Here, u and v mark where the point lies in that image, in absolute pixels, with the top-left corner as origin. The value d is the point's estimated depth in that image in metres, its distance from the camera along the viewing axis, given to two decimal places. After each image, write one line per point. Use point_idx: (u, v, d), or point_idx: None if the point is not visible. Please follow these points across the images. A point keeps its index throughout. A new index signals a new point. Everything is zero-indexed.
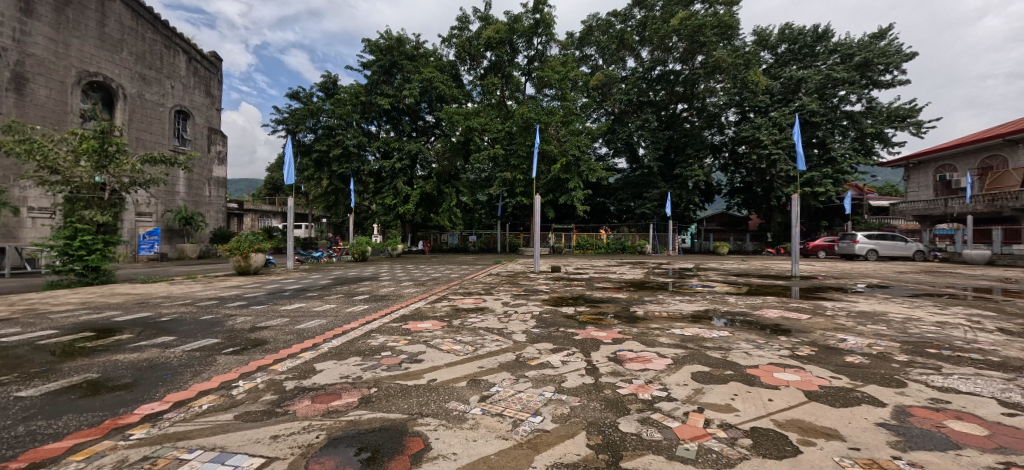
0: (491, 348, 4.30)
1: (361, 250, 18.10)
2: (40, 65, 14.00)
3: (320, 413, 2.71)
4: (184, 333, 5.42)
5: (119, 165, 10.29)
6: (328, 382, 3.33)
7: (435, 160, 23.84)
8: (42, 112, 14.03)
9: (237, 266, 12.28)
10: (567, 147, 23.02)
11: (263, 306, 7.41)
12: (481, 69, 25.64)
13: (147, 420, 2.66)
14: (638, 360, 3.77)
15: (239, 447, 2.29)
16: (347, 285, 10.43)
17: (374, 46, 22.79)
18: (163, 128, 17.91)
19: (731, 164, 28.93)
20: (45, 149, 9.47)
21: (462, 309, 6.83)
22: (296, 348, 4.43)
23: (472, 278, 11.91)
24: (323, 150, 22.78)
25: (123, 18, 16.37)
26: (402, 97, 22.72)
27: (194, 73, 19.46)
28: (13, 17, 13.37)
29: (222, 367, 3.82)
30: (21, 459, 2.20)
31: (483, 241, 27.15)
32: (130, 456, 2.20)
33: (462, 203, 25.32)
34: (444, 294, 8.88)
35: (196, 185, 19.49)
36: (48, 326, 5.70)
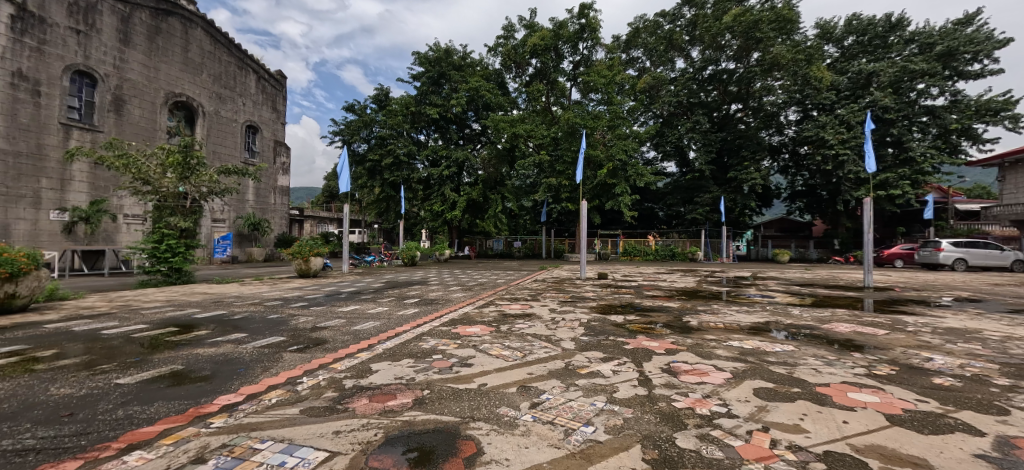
0: (540, 355, 4.28)
1: (410, 255, 18.73)
2: (135, 88, 15.71)
3: (377, 412, 2.82)
4: (253, 330, 5.86)
5: (199, 176, 11.34)
6: (384, 382, 3.46)
7: (481, 166, 24.21)
8: (136, 130, 15.75)
9: (299, 269, 13.09)
10: (613, 152, 22.65)
11: (322, 307, 7.84)
12: (526, 77, 25.87)
13: (224, 410, 2.89)
14: (694, 373, 3.61)
15: (305, 440, 2.43)
16: (398, 288, 10.80)
17: (424, 58, 23.66)
18: (236, 142, 19.54)
19: (792, 166, 27.14)
20: (139, 163, 10.61)
21: (510, 314, 6.88)
22: (353, 348, 4.64)
23: (518, 284, 11.95)
24: (376, 159, 23.76)
25: (203, 43, 18.03)
26: (449, 107, 23.38)
27: (262, 91, 21.13)
28: (115, 47, 15.10)
29: (288, 364, 4.08)
30: (121, 440, 2.45)
31: (527, 247, 27.24)
32: (211, 443, 2.40)
33: (507, 209, 25.57)
34: (491, 299, 8.96)
35: (263, 194, 21.04)
36: (141, 321, 6.36)
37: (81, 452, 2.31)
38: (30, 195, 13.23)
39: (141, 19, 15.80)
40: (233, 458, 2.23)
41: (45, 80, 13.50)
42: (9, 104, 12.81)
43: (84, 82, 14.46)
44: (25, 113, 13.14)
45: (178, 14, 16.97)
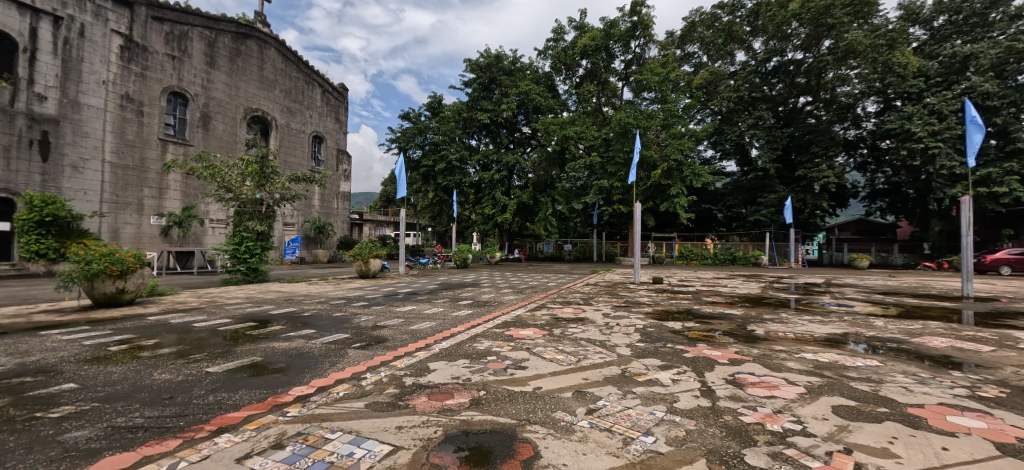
0: (594, 360, 4.21)
1: (463, 258, 19.12)
2: (220, 106, 17.38)
3: (436, 410, 2.91)
4: (321, 327, 6.27)
5: (273, 183, 12.32)
6: (441, 381, 3.56)
7: (531, 169, 24.29)
8: (220, 143, 17.41)
9: (360, 270, 13.80)
10: (667, 151, 21.84)
11: (382, 307, 8.22)
12: (576, 78, 25.62)
13: (298, 401, 3.11)
14: (762, 385, 3.40)
15: (370, 433, 2.55)
16: (451, 290, 11.08)
17: (475, 65, 24.15)
18: (304, 151, 21.03)
19: (872, 162, 24.95)
20: (223, 173, 11.70)
21: (563, 318, 6.83)
22: (412, 347, 4.82)
23: (570, 288, 11.84)
24: (430, 165, 24.41)
25: (277, 62, 19.57)
26: (500, 111, 23.69)
27: (326, 103, 22.60)
28: (203, 69, 16.77)
29: (353, 360, 4.32)
30: (212, 423, 2.71)
31: (578, 250, 27.00)
32: (288, 431, 2.58)
33: (557, 211, 25.50)
34: (543, 302, 8.94)
35: (327, 199, 22.44)
36: (225, 315, 7.02)
37: (181, 432, 2.58)
38: (135, 202, 15.01)
39: (224, 43, 17.42)
40: (306, 447, 2.39)
41: (147, 101, 15.26)
42: (119, 123, 14.61)
43: (177, 102, 16.21)
44: (132, 131, 14.93)
45: (255, 36, 18.54)
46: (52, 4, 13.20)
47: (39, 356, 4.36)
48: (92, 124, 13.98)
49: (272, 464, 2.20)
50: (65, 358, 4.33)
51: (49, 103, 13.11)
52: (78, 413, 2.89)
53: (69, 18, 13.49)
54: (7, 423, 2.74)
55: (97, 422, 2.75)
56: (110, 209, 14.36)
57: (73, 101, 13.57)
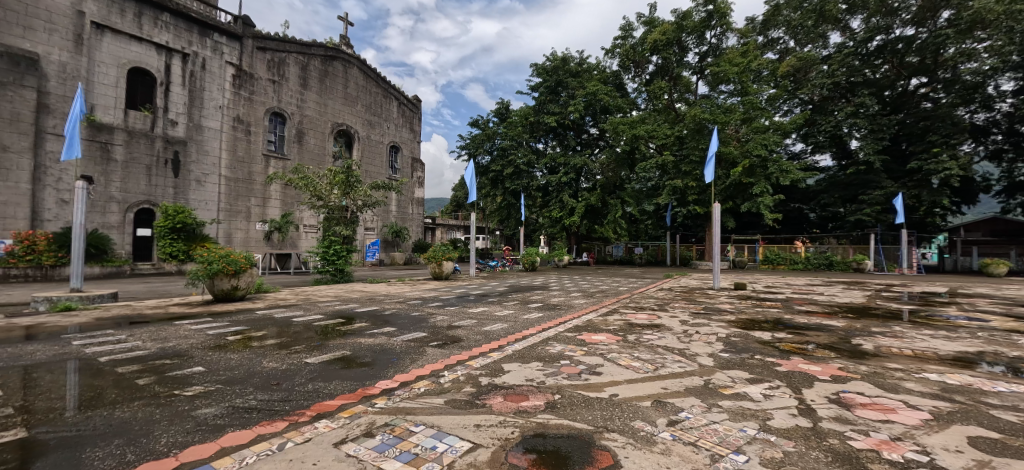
0: (673, 369, 4.01)
1: (531, 261, 19.24)
2: (311, 122, 19.17)
3: (512, 411, 2.94)
4: (401, 325, 6.65)
5: (357, 191, 13.31)
6: (516, 383, 3.60)
7: (599, 171, 23.84)
8: (312, 156, 19.20)
9: (434, 272, 14.44)
10: (749, 147, 20.25)
11: (455, 308, 8.52)
12: (646, 75, 24.73)
13: (384, 394, 3.32)
14: (873, 407, 3.02)
15: (451, 429, 2.65)
16: (521, 293, 11.18)
17: (541, 69, 24.23)
18: (382, 161, 22.51)
19: (1010, 149, 21.24)
20: (315, 183, 12.83)
21: (637, 324, 6.58)
22: (486, 348, 4.93)
23: (643, 293, 11.39)
24: (498, 169, 24.89)
25: (359, 79, 21.15)
26: (567, 113, 23.55)
27: (402, 115, 23.99)
28: (297, 90, 18.60)
29: (431, 358, 4.52)
30: (312, 409, 2.98)
31: (650, 253, 25.87)
32: (376, 421, 2.76)
33: (627, 214, 24.76)
34: (616, 307, 8.68)
35: (403, 204, 23.78)
36: (319, 312, 7.72)
37: (287, 415, 2.87)
38: (245, 210, 17.01)
39: (315, 65, 19.21)
40: (393, 437, 2.53)
41: (253, 121, 17.28)
42: (232, 142, 16.68)
43: (277, 121, 18.15)
44: (241, 148, 16.97)
45: (340, 57, 20.20)
46: (182, 43, 15.41)
47: (175, 343, 5.11)
48: (211, 144, 16.09)
49: (365, 450, 2.36)
50: (195, 344, 5.03)
51: (180, 127, 15.31)
52: (206, 392, 3.34)
53: (194, 54, 15.66)
54: (154, 398, 3.24)
55: (219, 401, 3.15)
56: (224, 216, 16.42)
57: (197, 125, 15.73)
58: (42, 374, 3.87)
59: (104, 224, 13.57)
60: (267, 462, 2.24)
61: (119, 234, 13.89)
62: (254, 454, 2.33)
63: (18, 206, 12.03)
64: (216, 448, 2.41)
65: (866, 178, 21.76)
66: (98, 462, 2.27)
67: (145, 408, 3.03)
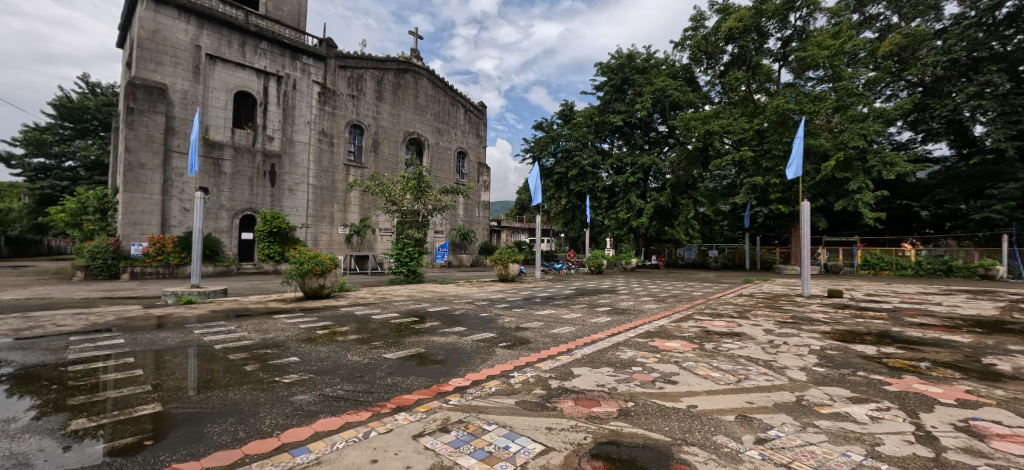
0: (759, 382, 3.71)
1: (597, 264, 18.87)
2: (386, 132, 20.40)
3: (584, 416, 2.89)
4: (470, 325, 6.84)
5: (427, 196, 13.91)
6: (587, 388, 3.53)
7: (669, 170, 22.80)
8: (386, 164, 20.44)
9: (500, 273, 14.66)
10: (843, 139, 18.15)
11: (523, 309, 8.58)
12: (720, 67, 23.22)
13: (457, 391, 3.43)
14: (1016, 439, 2.56)
15: (523, 430, 2.66)
16: (589, 296, 11.00)
17: (606, 68, 23.72)
18: (450, 166, 23.35)
19: None
20: (389, 189, 13.65)
21: (714, 332, 6.17)
22: (554, 351, 4.90)
23: (719, 298, 10.67)
24: (563, 171, 24.77)
25: (428, 90, 22.16)
26: (634, 111, 22.76)
27: (469, 121, 24.74)
28: (373, 103, 19.92)
29: (500, 358, 4.59)
30: (391, 402, 3.14)
31: (726, 257, 24.10)
32: (451, 417, 2.85)
33: (700, 214, 23.42)
34: (690, 313, 8.21)
35: (470, 208, 24.49)
36: (394, 310, 8.18)
37: (370, 406, 3.06)
38: (329, 215, 18.52)
39: (388, 79, 20.44)
40: (468, 434, 2.60)
41: (336, 134, 18.77)
42: (318, 154, 18.25)
43: (356, 133, 19.56)
44: (326, 159, 18.51)
45: (412, 69, 21.29)
46: (277, 67, 17.18)
47: (275, 334, 5.69)
48: (301, 156, 17.74)
49: (441, 445, 2.45)
50: (290, 336, 5.57)
51: (275, 142, 17.06)
52: (301, 380, 3.68)
53: (287, 76, 17.42)
54: (259, 383, 3.63)
55: (312, 389, 3.45)
56: (312, 221, 17.99)
57: (289, 139, 17.42)
58: (171, 358, 4.49)
59: (216, 229, 15.44)
60: (353, 449, 2.40)
61: (228, 238, 15.73)
62: (343, 440, 2.51)
63: (152, 214, 14.09)
64: (311, 432, 2.63)
65: (996, 170, 18.61)
66: (217, 437, 2.58)
67: (252, 392, 3.40)
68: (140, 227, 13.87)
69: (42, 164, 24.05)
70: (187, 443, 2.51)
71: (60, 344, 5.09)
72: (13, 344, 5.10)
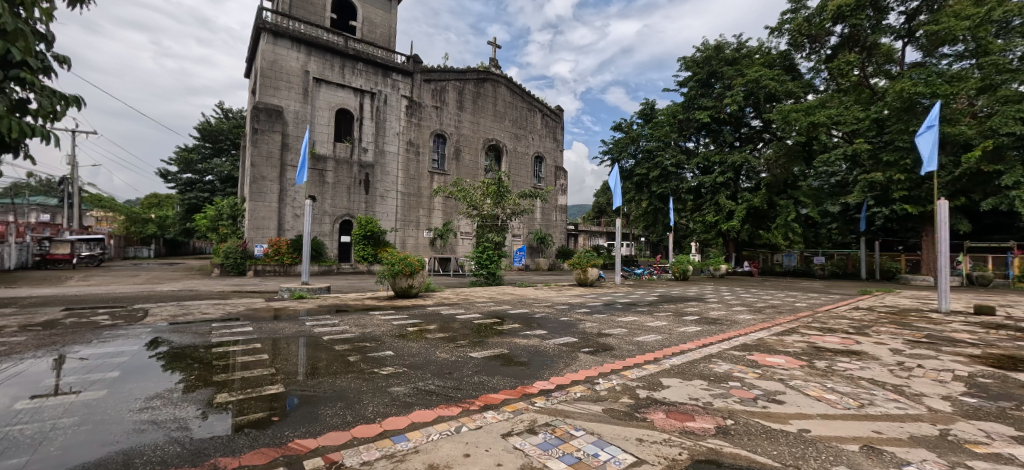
0: (887, 409, 3.21)
1: (682, 269, 17.80)
2: (466, 140, 21.27)
3: (678, 430, 2.73)
4: (551, 329, 6.82)
5: (506, 201, 14.18)
6: (679, 400, 3.33)
7: (764, 168, 20.82)
8: (467, 170, 21.30)
9: (579, 278, 14.43)
10: (991, 125, 15.11)
11: (604, 315, 8.35)
12: (827, 50, 20.75)
13: (542, 394, 3.43)
14: None
15: (612, 439, 2.58)
16: (675, 303, 10.40)
17: (691, 62, 22.42)
18: (528, 171, 23.66)
19: None
20: (471, 194, 14.12)
21: (827, 349, 5.46)
22: (640, 359, 4.70)
23: (831, 311, 9.45)
24: (643, 173, 23.75)
25: (506, 96, 22.72)
26: (723, 106, 21.15)
27: (547, 126, 24.84)
28: (454, 112, 20.89)
29: (584, 364, 4.50)
30: (478, 400, 3.23)
31: (835, 264, 21.28)
32: (537, 420, 2.85)
33: (802, 217, 21.10)
34: (794, 326, 7.39)
35: (547, 212, 24.56)
36: (477, 311, 8.43)
37: (459, 402, 3.19)
38: (416, 220, 19.71)
39: (469, 89, 21.33)
40: (556, 437, 2.59)
41: (421, 143, 19.95)
42: (406, 163, 19.52)
43: (439, 141, 20.63)
44: (413, 167, 19.74)
45: (490, 78, 22.02)
46: (371, 85, 18.73)
47: (372, 329, 6.18)
48: (391, 165, 19.12)
49: (530, 446, 2.46)
50: (384, 332, 6.00)
51: (369, 153, 18.58)
52: (396, 373, 3.94)
53: (379, 92, 18.91)
54: (360, 373, 3.96)
55: (406, 382, 3.68)
56: (401, 226, 19.26)
57: (381, 150, 18.87)
58: (287, 345, 5.08)
59: (321, 232, 17.17)
60: (447, 442, 2.50)
61: (330, 240, 17.41)
62: (437, 432, 2.64)
63: (271, 220, 16.08)
64: (408, 422, 2.80)
65: None
66: (330, 419, 2.85)
67: (356, 380, 3.72)
68: (262, 231, 15.91)
69: (190, 179, 28.67)
70: (305, 422, 2.80)
71: (205, 329, 6.02)
72: (171, 327, 6.14)
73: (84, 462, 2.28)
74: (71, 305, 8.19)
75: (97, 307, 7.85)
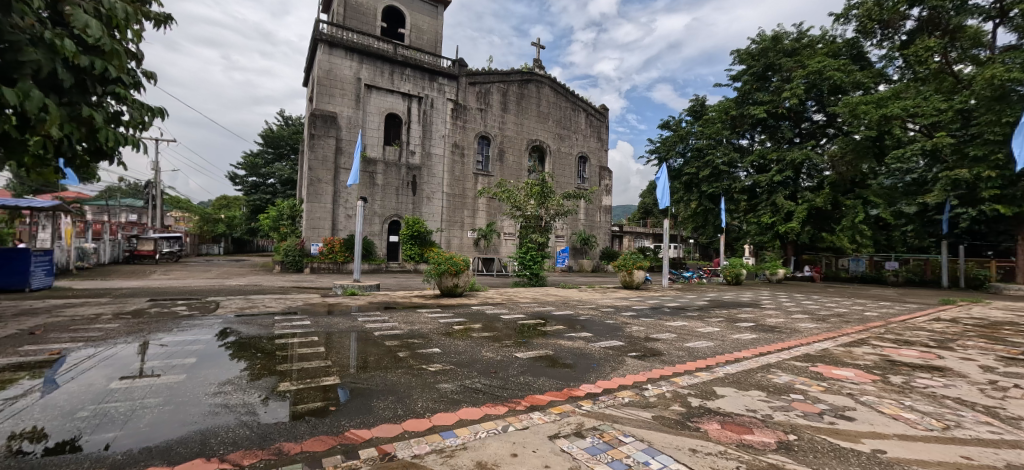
0: (979, 433, 2.88)
1: (734, 273, 16.94)
2: (510, 141, 21.42)
3: (735, 443, 2.59)
4: (597, 332, 6.71)
5: (550, 201, 14.15)
6: (735, 411, 3.17)
7: (827, 165, 19.39)
8: (511, 171, 21.46)
9: (624, 280, 14.10)
10: None
11: (652, 319, 8.10)
12: (902, 36, 19.00)
13: (589, 397, 3.38)
14: None
15: (663, 447, 2.50)
16: (727, 309, 9.92)
17: (746, 55, 21.31)
18: (571, 171, 23.47)
19: None
20: (515, 195, 14.18)
21: (903, 363, 4.99)
22: (691, 366, 4.51)
23: (907, 322, 8.63)
24: (693, 172, 22.86)
25: (550, 97, 22.65)
26: (781, 100, 19.90)
27: (591, 125, 24.47)
28: (498, 114, 21.10)
29: (632, 368, 4.38)
30: (525, 401, 3.23)
31: (910, 270, 19.41)
32: (583, 424, 2.80)
33: (870, 218, 19.47)
34: (863, 337, 6.82)
35: (591, 213, 24.24)
36: (522, 312, 8.44)
37: (506, 402, 3.20)
38: (460, 221, 20.08)
39: (513, 90, 21.48)
40: (604, 442, 2.54)
41: (466, 145, 20.29)
42: (451, 165, 19.91)
43: (483, 143, 20.93)
44: (458, 169, 20.11)
45: (534, 79, 22.06)
46: (418, 89, 19.27)
47: (419, 326, 6.35)
48: (437, 167, 19.59)
49: (578, 449, 2.43)
50: (431, 329, 6.16)
51: (416, 156, 19.13)
52: (444, 370, 4.02)
53: (426, 96, 19.41)
54: (409, 369, 4.07)
55: (454, 379, 3.74)
56: (446, 226, 19.69)
57: (427, 153, 19.37)
58: (342, 339, 5.33)
59: (371, 232, 17.89)
60: (494, 440, 2.52)
61: (379, 240, 18.09)
62: (485, 430, 2.66)
63: (326, 220, 16.96)
64: (455, 418, 2.85)
65: None
66: (382, 411, 2.96)
67: (405, 375, 3.84)
68: (317, 230, 16.80)
69: (254, 182, 30.80)
70: (359, 413, 2.93)
71: (268, 321, 6.45)
72: (239, 318, 6.62)
73: (168, 439, 2.50)
74: (155, 296, 9.05)
75: (175, 299, 8.61)
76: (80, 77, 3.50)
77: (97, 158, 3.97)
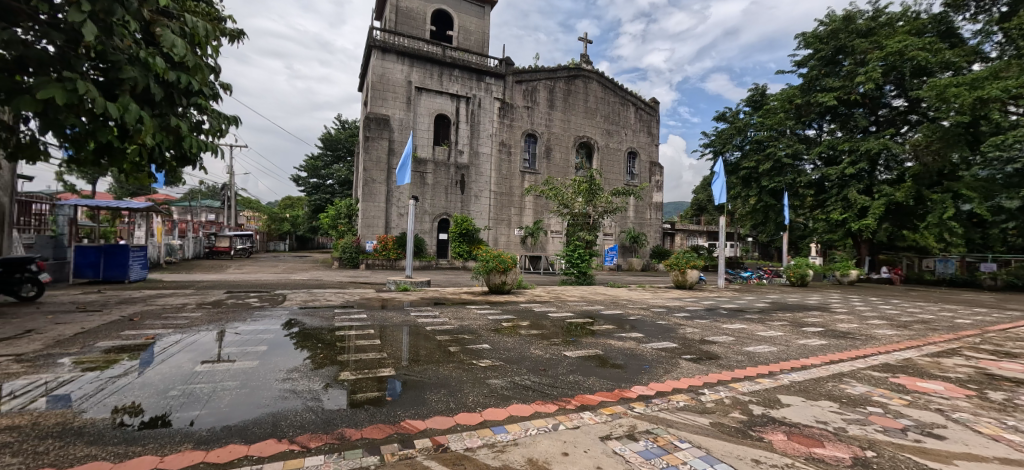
0: None
1: (799, 274, 15.80)
2: (557, 138, 21.30)
3: (803, 456, 2.42)
4: (648, 332, 6.51)
5: (599, 199, 13.89)
6: (803, 422, 2.96)
7: (909, 156, 17.60)
8: (557, 168, 21.35)
9: (676, 280, 13.58)
10: None
11: (707, 321, 7.74)
12: (1002, 8, 16.83)
13: (641, 399, 3.29)
14: None
15: (723, 456, 2.38)
16: (791, 312, 9.28)
17: (812, 38, 19.78)
18: (620, 168, 22.93)
19: None
20: (562, 193, 14.03)
21: (1004, 377, 4.43)
22: (752, 372, 4.26)
23: (1008, 332, 7.64)
24: (751, 166, 21.56)
25: (597, 92, 22.25)
26: (854, 86, 18.28)
27: (641, 119, 23.73)
28: (545, 111, 21.04)
29: (687, 371, 4.22)
30: (574, 400, 3.19)
31: (1012, 273, 17.15)
32: (636, 426, 2.74)
33: (961, 214, 17.44)
34: (953, 347, 6.12)
35: (641, 210, 23.57)
36: (570, 310, 8.37)
37: (556, 400, 3.19)
38: (507, 218, 20.23)
39: (560, 87, 21.33)
40: (658, 447, 2.46)
41: (513, 144, 20.40)
42: (498, 163, 20.09)
43: (530, 141, 20.94)
44: (505, 167, 20.25)
45: (581, 75, 21.78)
46: (466, 89, 19.59)
47: (469, 322, 6.48)
48: (484, 166, 19.83)
49: (631, 452, 2.38)
50: (481, 325, 6.26)
51: (464, 155, 19.48)
52: (493, 366, 4.07)
53: (474, 96, 19.71)
54: (460, 363, 4.16)
55: (503, 375, 3.78)
56: (493, 224, 19.92)
57: (475, 152, 19.66)
58: (395, 333, 5.54)
59: (422, 230, 18.45)
60: (545, 438, 2.52)
61: (430, 238, 18.62)
62: (535, 428, 2.67)
63: (380, 218, 17.71)
64: (506, 414, 2.87)
65: None
66: (435, 404, 3.05)
67: (456, 370, 3.93)
68: (372, 228, 17.58)
69: (316, 183, 32.70)
70: (413, 404, 3.03)
71: (329, 314, 6.84)
72: (303, 311, 7.07)
73: (245, 419, 2.72)
74: (230, 289, 9.86)
75: (248, 292, 9.34)
76: (169, 91, 3.89)
77: (183, 164, 4.40)
